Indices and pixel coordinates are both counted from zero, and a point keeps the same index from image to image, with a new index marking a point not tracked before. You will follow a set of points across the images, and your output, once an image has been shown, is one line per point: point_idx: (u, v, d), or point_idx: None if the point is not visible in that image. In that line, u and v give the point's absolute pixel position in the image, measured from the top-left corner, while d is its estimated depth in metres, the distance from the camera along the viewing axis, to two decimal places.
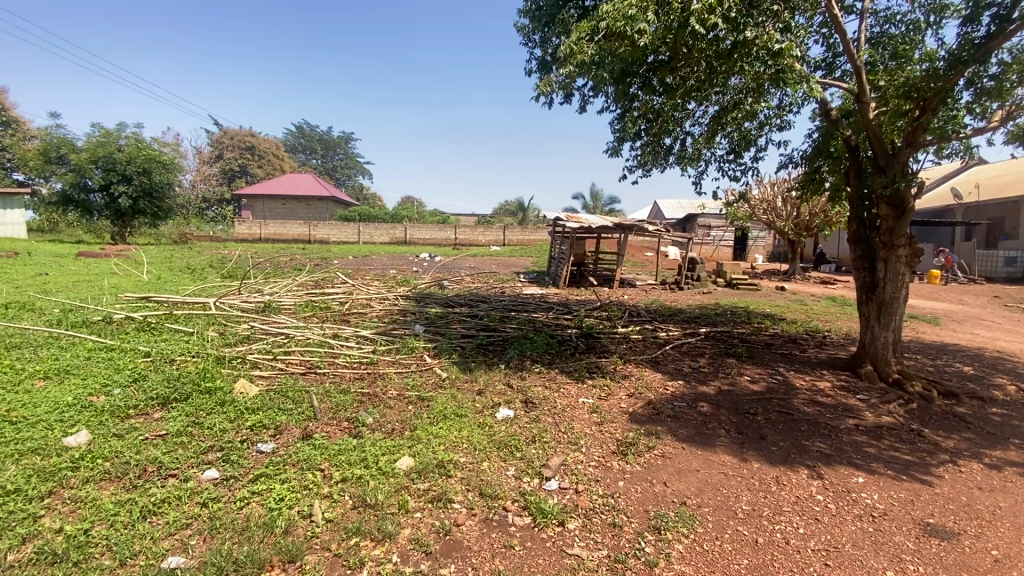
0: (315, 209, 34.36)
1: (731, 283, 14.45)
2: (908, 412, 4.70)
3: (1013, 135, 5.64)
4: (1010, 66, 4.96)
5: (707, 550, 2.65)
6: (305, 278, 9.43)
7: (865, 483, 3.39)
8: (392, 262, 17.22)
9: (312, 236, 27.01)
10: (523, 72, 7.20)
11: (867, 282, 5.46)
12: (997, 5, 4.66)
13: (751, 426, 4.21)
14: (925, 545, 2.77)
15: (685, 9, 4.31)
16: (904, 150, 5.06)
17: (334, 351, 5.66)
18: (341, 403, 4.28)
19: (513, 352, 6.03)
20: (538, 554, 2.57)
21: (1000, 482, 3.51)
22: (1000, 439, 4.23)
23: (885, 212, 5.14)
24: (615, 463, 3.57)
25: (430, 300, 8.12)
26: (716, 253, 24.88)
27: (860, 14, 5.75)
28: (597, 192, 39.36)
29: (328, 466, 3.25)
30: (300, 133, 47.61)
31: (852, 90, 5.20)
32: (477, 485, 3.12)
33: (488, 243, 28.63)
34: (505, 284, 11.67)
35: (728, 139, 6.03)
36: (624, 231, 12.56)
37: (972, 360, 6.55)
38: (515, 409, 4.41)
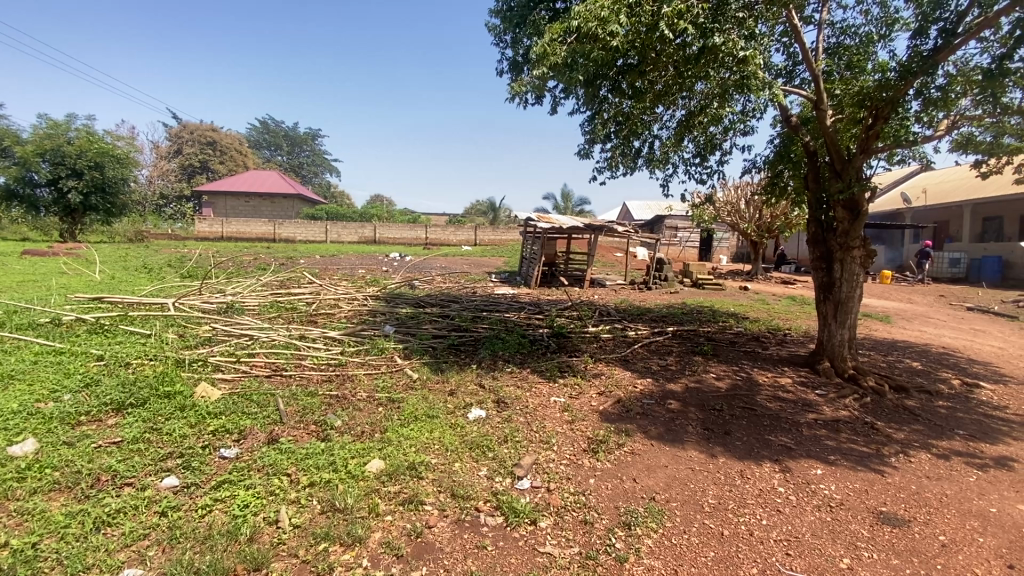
0: (281, 207, 33.52)
1: (697, 283, 14.82)
2: (862, 406, 4.92)
3: (957, 143, 5.99)
4: (955, 78, 5.26)
5: (676, 544, 2.71)
6: (270, 278, 9.20)
7: (822, 475, 3.54)
8: (361, 261, 17.20)
9: (277, 234, 26.29)
10: (495, 72, 7.17)
11: (824, 282, 5.69)
12: (944, 20, 4.94)
13: (716, 422, 4.33)
14: (878, 533, 2.91)
15: (655, 14, 4.41)
16: (859, 156, 5.30)
17: (301, 353, 5.54)
18: (309, 406, 4.19)
19: (485, 352, 6.01)
20: (510, 554, 2.57)
21: (947, 471, 3.72)
22: (946, 430, 4.47)
23: (841, 215, 5.38)
24: (586, 461, 3.61)
25: (401, 300, 8.00)
26: (683, 253, 25.66)
27: (817, 24, 5.99)
28: (567, 192, 39.76)
29: (295, 470, 3.17)
30: (265, 128, 46.22)
31: (811, 97, 5.40)
32: (449, 485, 3.10)
33: (459, 243, 28.61)
34: (475, 284, 11.66)
35: (694, 142, 6.18)
36: (595, 231, 12.69)
37: (920, 356, 6.93)
38: (486, 409, 4.41)
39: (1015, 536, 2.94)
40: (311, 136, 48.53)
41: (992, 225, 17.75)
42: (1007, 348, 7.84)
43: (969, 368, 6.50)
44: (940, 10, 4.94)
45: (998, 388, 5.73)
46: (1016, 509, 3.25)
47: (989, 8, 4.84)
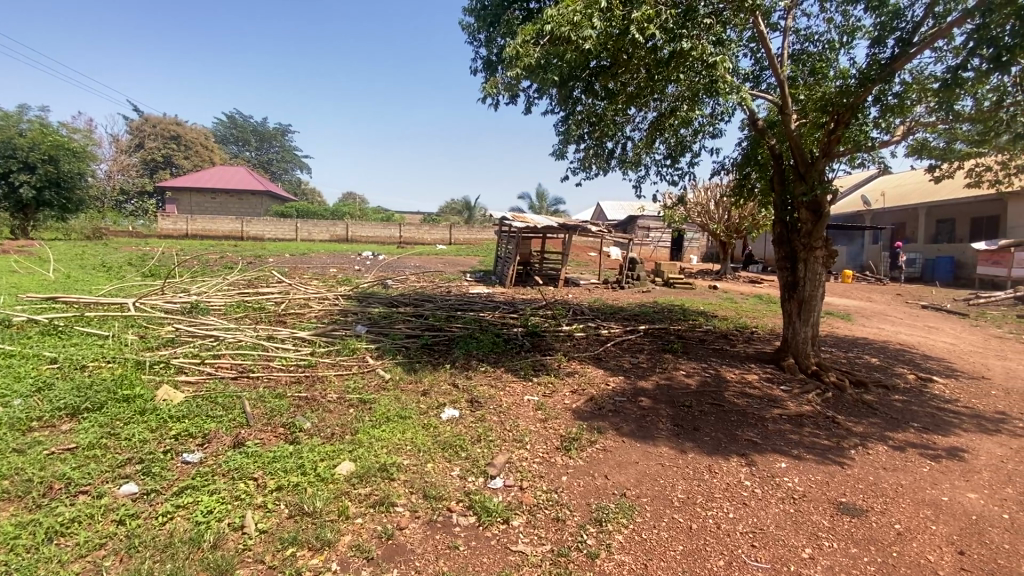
0: (249, 204, 32.58)
1: (669, 282, 15.09)
2: (824, 401, 5.10)
3: (913, 148, 6.26)
4: (911, 86, 5.50)
5: (645, 539, 2.76)
6: (237, 277, 8.93)
7: (786, 468, 3.66)
8: (332, 260, 16.86)
9: (246, 232, 25.55)
10: (469, 71, 7.15)
11: (788, 280, 5.87)
12: (901, 30, 5.15)
13: (686, 418, 4.42)
14: (838, 522, 3.02)
15: (626, 17, 4.46)
16: (822, 160, 5.48)
17: (269, 354, 5.40)
18: (277, 408, 4.10)
19: (459, 351, 5.98)
20: (483, 553, 2.57)
21: (902, 462, 3.89)
22: (902, 423, 4.67)
23: (805, 216, 5.56)
24: (558, 458, 3.63)
25: (373, 300, 7.88)
26: (655, 253, 26.10)
27: (783, 31, 6.17)
28: (542, 192, 39.91)
29: (262, 474, 3.09)
30: (232, 123, 44.88)
31: (777, 102, 5.56)
32: (421, 487, 3.07)
33: (434, 242, 28.42)
34: (449, 283, 11.59)
35: (665, 144, 6.29)
36: (569, 231, 12.76)
37: (879, 352, 7.22)
38: (460, 409, 4.39)
39: (964, 523, 3.10)
40: (281, 131, 47.34)
41: (944, 227, 18.64)
42: (957, 344, 8.25)
43: (924, 363, 6.80)
44: (898, 20, 5.15)
45: (950, 382, 6.03)
46: (965, 497, 3.42)
47: (942, 19, 5.08)
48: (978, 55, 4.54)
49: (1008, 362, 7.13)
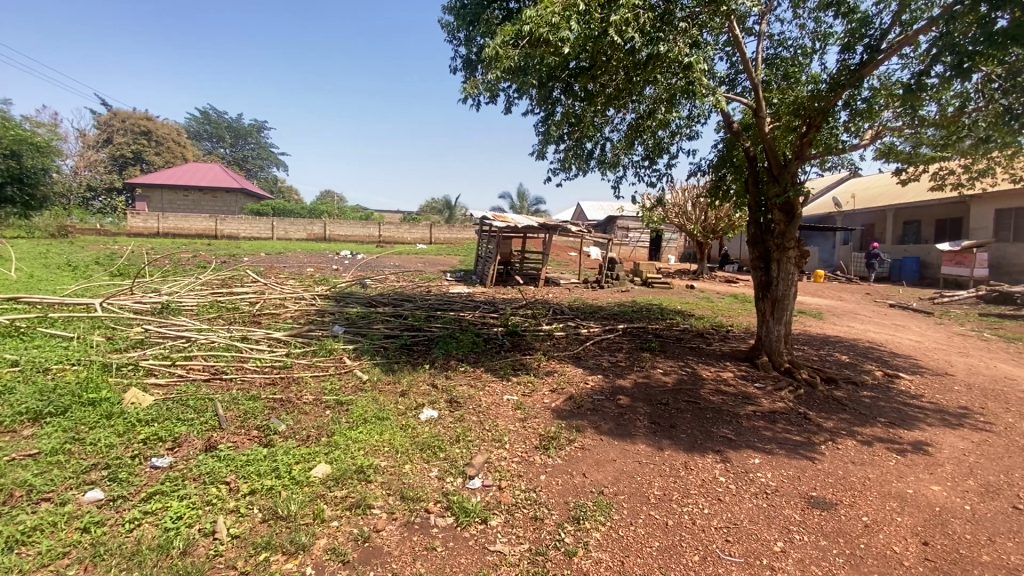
0: (223, 202, 31.80)
1: (647, 282, 15.28)
2: (797, 397, 5.23)
3: (881, 152, 6.46)
4: (879, 91, 5.66)
5: (623, 536, 2.79)
6: (210, 277, 8.72)
7: (760, 464, 3.74)
8: (310, 259, 16.58)
9: (220, 231, 24.91)
10: (449, 70, 7.12)
11: (763, 280, 5.99)
12: (869, 37, 5.30)
13: (662, 416, 4.48)
14: (809, 516, 3.10)
15: (604, 19, 4.49)
16: (794, 162, 5.61)
17: (243, 355, 5.29)
18: (250, 410, 4.01)
19: (438, 351, 5.95)
20: (460, 554, 2.56)
21: (870, 456, 4.01)
22: (870, 418, 4.82)
23: (778, 218, 5.68)
24: (537, 457, 3.64)
25: (351, 300, 7.78)
26: (634, 253, 26.39)
27: (757, 36, 6.29)
28: (523, 192, 39.96)
29: (235, 478, 3.03)
30: (206, 118, 43.77)
31: (751, 105, 5.67)
32: (399, 488, 3.05)
33: (414, 241, 28.22)
34: (429, 283, 11.52)
35: (643, 146, 6.36)
36: (549, 231, 12.80)
37: (848, 350, 7.43)
38: (439, 409, 4.37)
39: (928, 514, 3.21)
40: (256, 128, 46.37)
41: (911, 229, 19.29)
42: (922, 341, 8.55)
43: (891, 360, 7.03)
44: (867, 27, 5.30)
45: (915, 378, 6.24)
46: (929, 489, 3.54)
47: (908, 27, 5.24)
48: (941, 62, 4.70)
49: (969, 359, 7.42)
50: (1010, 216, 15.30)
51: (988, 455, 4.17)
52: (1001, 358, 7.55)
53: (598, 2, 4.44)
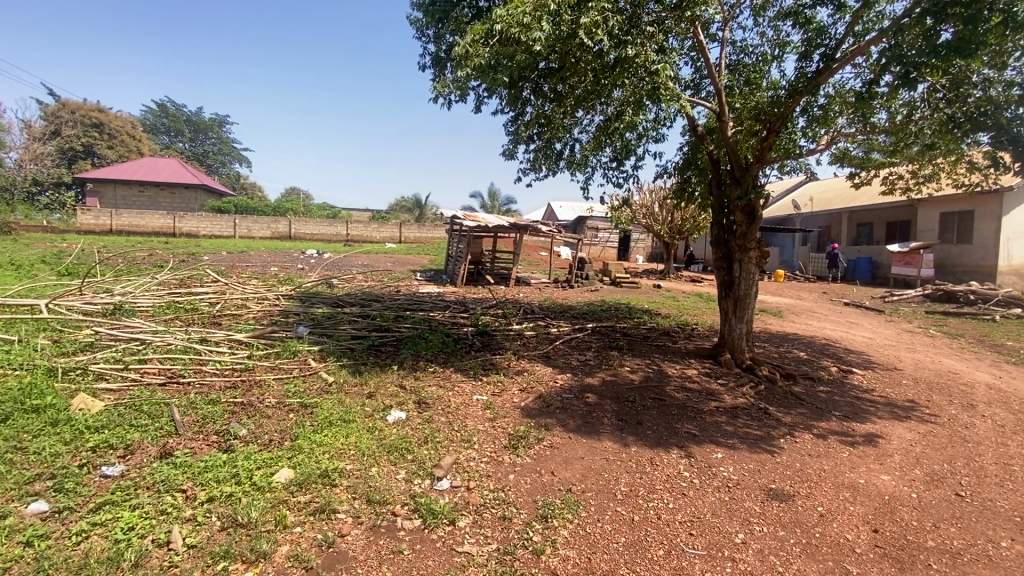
0: (182, 199, 30.54)
1: (616, 282, 15.51)
2: (757, 393, 5.40)
3: (836, 156, 6.74)
4: (834, 99, 5.91)
5: (590, 533, 2.82)
6: (167, 276, 8.37)
7: (722, 458, 3.85)
8: (273, 259, 16.07)
9: (178, 228, 23.90)
10: (417, 67, 7.04)
11: (726, 279, 6.15)
12: (825, 46, 5.52)
13: (629, 413, 4.56)
14: (768, 508, 3.21)
15: (574, 21, 4.53)
16: (756, 165, 5.79)
17: (202, 358, 5.10)
18: (209, 415, 3.87)
19: (407, 352, 5.89)
20: (427, 556, 2.54)
21: (825, 448, 4.18)
22: (825, 412, 5.03)
23: (740, 219, 5.85)
24: (506, 457, 3.64)
25: (317, 300, 7.61)
26: (603, 253, 26.77)
27: (721, 42, 6.47)
28: (494, 191, 39.94)
29: (191, 486, 2.91)
30: (162, 111, 41.94)
31: (715, 109, 5.82)
32: (365, 492, 3.00)
33: (383, 241, 27.82)
34: (399, 283, 11.38)
35: (611, 147, 6.46)
36: (520, 231, 12.83)
37: (807, 347, 7.73)
38: (407, 410, 4.32)
39: (878, 502, 3.37)
40: (217, 122, 44.79)
41: (864, 231, 20.21)
42: (873, 338, 8.97)
43: (845, 356, 7.35)
44: (822, 37, 5.53)
45: (867, 373, 6.54)
46: (879, 479, 3.72)
47: (861, 38, 5.49)
48: (890, 72, 4.94)
49: (917, 355, 7.83)
50: (954, 220, 16.21)
51: (932, 445, 4.41)
52: (944, 353, 8.00)
53: (568, 5, 4.47)
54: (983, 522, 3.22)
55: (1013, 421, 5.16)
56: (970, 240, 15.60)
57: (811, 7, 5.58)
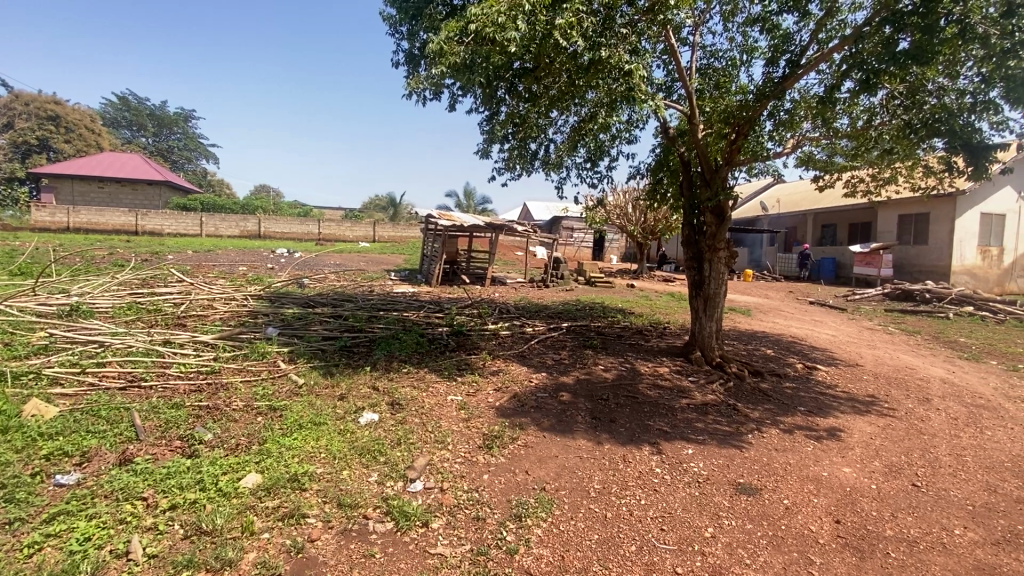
0: (145, 195, 29.40)
1: (591, 281, 15.67)
2: (726, 390, 5.53)
3: (802, 160, 6.95)
4: (799, 104, 6.10)
5: (563, 531, 2.84)
6: (129, 276, 8.06)
7: (692, 454, 3.92)
8: (243, 258, 15.65)
9: (140, 226, 23.01)
10: (391, 64, 6.95)
11: (696, 279, 6.27)
12: (790, 52, 5.68)
13: (603, 411, 4.60)
14: (737, 502, 3.29)
15: (549, 22, 4.54)
16: (725, 167, 5.93)
17: (165, 360, 4.93)
18: (172, 419, 3.75)
19: (380, 353, 5.82)
20: (400, 559, 2.51)
21: (791, 443, 4.31)
22: (791, 408, 5.18)
23: (710, 220, 5.98)
24: (480, 457, 3.64)
25: (287, 300, 7.44)
26: (578, 253, 27.00)
27: (691, 46, 6.60)
28: (470, 191, 39.82)
29: (152, 493, 2.81)
30: (124, 104, 40.32)
31: (686, 112, 5.94)
32: (335, 495, 2.94)
33: (357, 239, 27.42)
34: (373, 283, 11.23)
35: (585, 148, 6.52)
36: (495, 231, 12.82)
37: (774, 344, 7.95)
38: (379, 412, 4.26)
39: (840, 494, 3.50)
40: (183, 117, 43.36)
41: (828, 232, 20.91)
42: (837, 335, 9.30)
43: (811, 353, 7.59)
44: (788, 43, 5.69)
45: (831, 370, 6.77)
46: (841, 471, 3.86)
47: (824, 45, 5.68)
48: (851, 79, 5.13)
49: (877, 351, 8.14)
50: (912, 222, 16.92)
51: (891, 437, 4.60)
52: (902, 350, 8.34)
53: (543, 5, 4.48)
54: (937, 510, 3.38)
55: (965, 413, 5.43)
56: (926, 241, 16.32)
57: (777, 14, 5.74)
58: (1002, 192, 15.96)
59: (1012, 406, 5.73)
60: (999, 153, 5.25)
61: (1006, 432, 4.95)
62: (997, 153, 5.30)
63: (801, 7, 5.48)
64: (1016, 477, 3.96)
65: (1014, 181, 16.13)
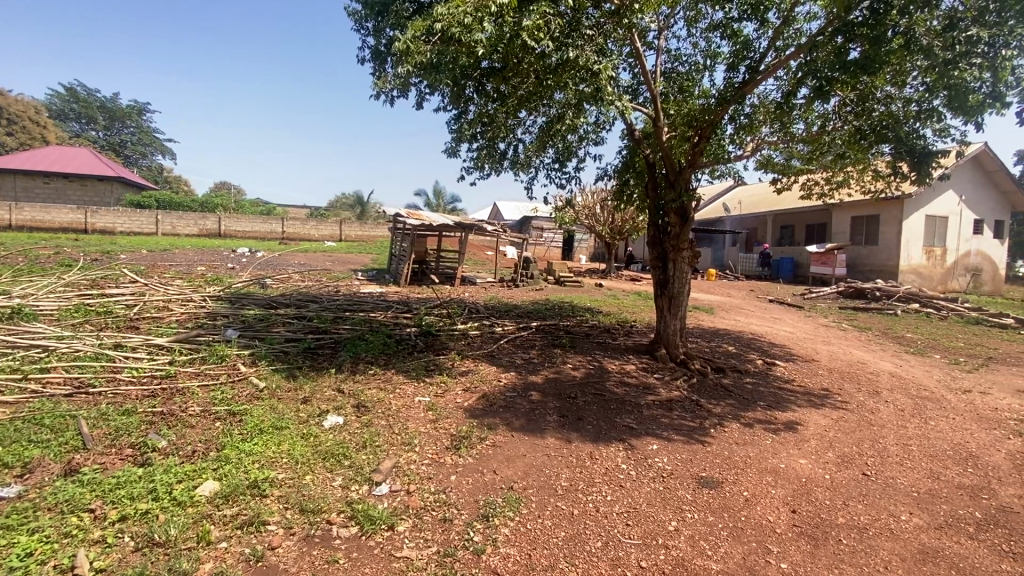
0: (96, 192, 27.96)
1: (560, 280, 15.82)
2: (690, 386, 5.68)
3: (761, 162, 7.18)
4: (758, 109, 6.31)
5: (531, 529, 2.85)
6: (76, 277, 7.65)
7: (657, 449, 4.01)
8: (202, 257, 15.04)
9: (90, 224, 21.85)
10: (356, 61, 6.82)
11: (661, 278, 6.41)
12: (750, 59, 5.87)
13: (571, 409, 4.65)
14: (699, 495, 3.38)
15: (516, 22, 4.55)
16: (688, 169, 6.09)
17: (116, 365, 4.71)
18: (123, 427, 3.58)
19: (346, 354, 5.70)
20: (364, 564, 2.47)
21: (751, 436, 4.46)
22: (751, 402, 5.36)
23: (674, 221, 6.12)
24: (448, 458, 3.62)
25: (248, 301, 7.21)
26: (548, 253, 27.18)
27: (656, 50, 6.73)
28: (439, 189, 39.50)
29: (101, 504, 2.68)
30: (71, 96, 38.21)
31: (651, 115, 6.06)
32: (298, 501, 2.87)
33: (323, 238, 26.82)
34: (339, 283, 11.01)
35: (553, 149, 6.57)
36: (464, 231, 12.79)
37: (735, 341, 8.21)
38: (345, 415, 4.18)
39: (797, 485, 3.64)
40: (137, 110, 41.40)
41: (786, 233, 21.72)
42: (794, 332, 9.68)
43: (770, 350, 7.87)
44: (748, 50, 5.88)
45: (789, 365, 7.04)
46: (797, 463, 4.01)
47: (781, 53, 5.89)
48: (806, 85, 5.34)
49: (831, 347, 8.52)
50: (863, 223, 17.75)
51: (844, 429, 4.81)
52: (855, 345, 8.74)
53: (510, 6, 4.49)
54: (885, 498, 3.56)
55: (911, 405, 5.73)
56: (877, 242, 17.15)
57: (738, 21, 5.92)
58: (946, 195, 16.93)
59: (953, 397, 6.10)
60: (941, 159, 5.55)
61: (948, 421, 5.26)
62: (939, 159, 5.62)
63: (760, 15, 5.66)
64: (957, 464, 4.20)
65: (957, 185, 17.09)
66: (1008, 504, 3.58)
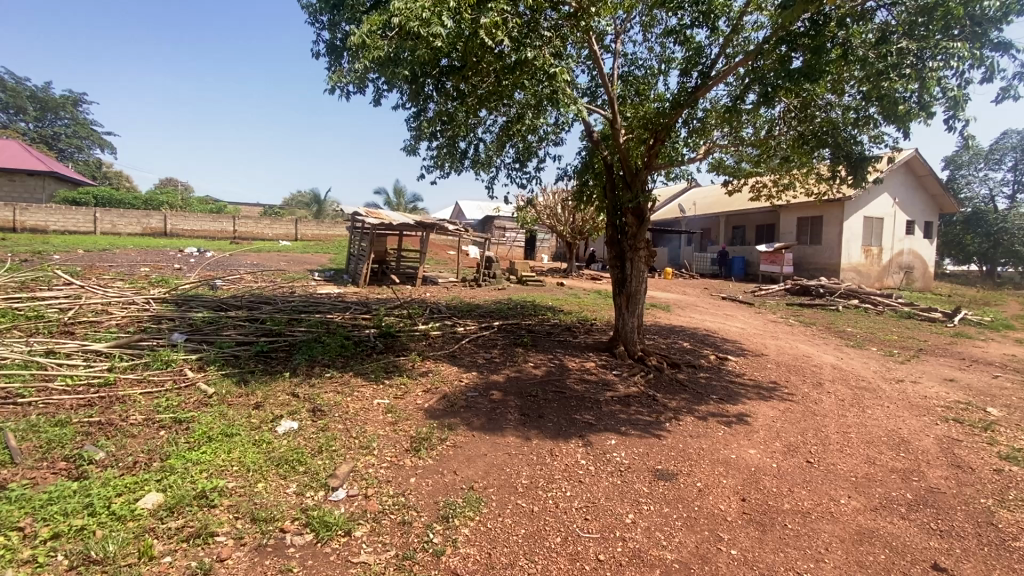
0: (25, 187, 25.99)
1: (522, 280, 15.94)
2: (647, 381, 5.83)
3: (714, 165, 7.44)
4: (710, 113, 6.54)
5: (491, 529, 2.86)
6: (2, 279, 7.10)
7: (615, 444, 4.10)
8: (146, 258, 14.22)
9: (19, 222, 20.28)
10: (310, 54, 6.62)
11: (619, 278, 6.54)
12: (702, 65, 6.07)
13: (532, 407, 4.69)
14: (654, 487, 3.48)
15: (475, 20, 4.53)
16: (644, 171, 6.25)
17: (48, 373, 4.41)
18: (57, 438, 3.36)
19: (302, 357, 5.55)
20: (319, 571, 2.42)
21: (704, 429, 4.62)
22: (705, 396, 5.55)
23: (631, 221, 6.26)
24: (408, 460, 3.58)
25: (196, 303, 6.89)
26: (510, 252, 27.23)
27: (613, 53, 6.86)
28: (399, 188, 38.87)
29: (31, 522, 2.51)
30: None
31: (608, 117, 6.18)
32: (249, 510, 2.78)
33: (278, 238, 25.92)
34: (295, 284, 10.68)
35: (513, 149, 6.61)
36: (425, 230, 12.71)
37: (690, 337, 8.49)
38: (300, 420, 4.07)
39: (746, 474, 3.81)
40: (71, 101, 38.66)
41: (738, 232, 22.60)
42: (745, 328, 10.09)
43: (723, 345, 8.19)
44: (700, 56, 6.08)
45: (740, 359, 7.34)
46: (747, 453, 4.20)
47: (731, 59, 6.13)
48: (753, 91, 5.58)
49: (779, 342, 8.93)
50: (808, 224, 18.68)
51: (790, 420, 5.06)
52: (801, 340, 9.21)
53: (468, 4, 4.47)
54: (827, 483, 3.77)
55: (850, 395, 6.10)
56: (820, 242, 18.09)
57: (690, 28, 6.11)
58: (881, 198, 18.06)
59: (887, 387, 6.53)
60: (875, 163, 5.92)
61: (883, 409, 5.63)
62: (873, 164, 6.00)
63: (711, 22, 5.86)
64: (890, 449, 4.50)
65: (891, 188, 18.24)
66: (935, 484, 3.86)
